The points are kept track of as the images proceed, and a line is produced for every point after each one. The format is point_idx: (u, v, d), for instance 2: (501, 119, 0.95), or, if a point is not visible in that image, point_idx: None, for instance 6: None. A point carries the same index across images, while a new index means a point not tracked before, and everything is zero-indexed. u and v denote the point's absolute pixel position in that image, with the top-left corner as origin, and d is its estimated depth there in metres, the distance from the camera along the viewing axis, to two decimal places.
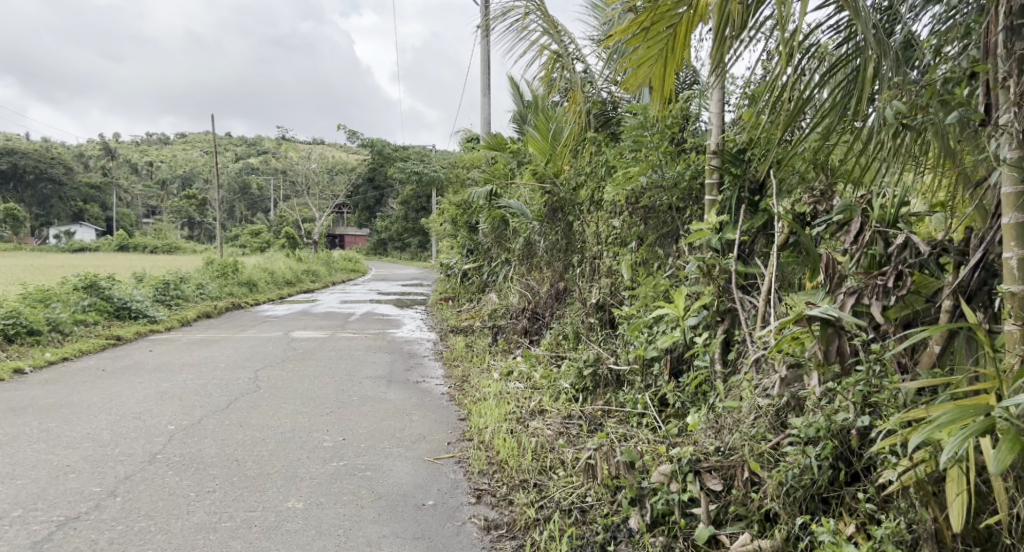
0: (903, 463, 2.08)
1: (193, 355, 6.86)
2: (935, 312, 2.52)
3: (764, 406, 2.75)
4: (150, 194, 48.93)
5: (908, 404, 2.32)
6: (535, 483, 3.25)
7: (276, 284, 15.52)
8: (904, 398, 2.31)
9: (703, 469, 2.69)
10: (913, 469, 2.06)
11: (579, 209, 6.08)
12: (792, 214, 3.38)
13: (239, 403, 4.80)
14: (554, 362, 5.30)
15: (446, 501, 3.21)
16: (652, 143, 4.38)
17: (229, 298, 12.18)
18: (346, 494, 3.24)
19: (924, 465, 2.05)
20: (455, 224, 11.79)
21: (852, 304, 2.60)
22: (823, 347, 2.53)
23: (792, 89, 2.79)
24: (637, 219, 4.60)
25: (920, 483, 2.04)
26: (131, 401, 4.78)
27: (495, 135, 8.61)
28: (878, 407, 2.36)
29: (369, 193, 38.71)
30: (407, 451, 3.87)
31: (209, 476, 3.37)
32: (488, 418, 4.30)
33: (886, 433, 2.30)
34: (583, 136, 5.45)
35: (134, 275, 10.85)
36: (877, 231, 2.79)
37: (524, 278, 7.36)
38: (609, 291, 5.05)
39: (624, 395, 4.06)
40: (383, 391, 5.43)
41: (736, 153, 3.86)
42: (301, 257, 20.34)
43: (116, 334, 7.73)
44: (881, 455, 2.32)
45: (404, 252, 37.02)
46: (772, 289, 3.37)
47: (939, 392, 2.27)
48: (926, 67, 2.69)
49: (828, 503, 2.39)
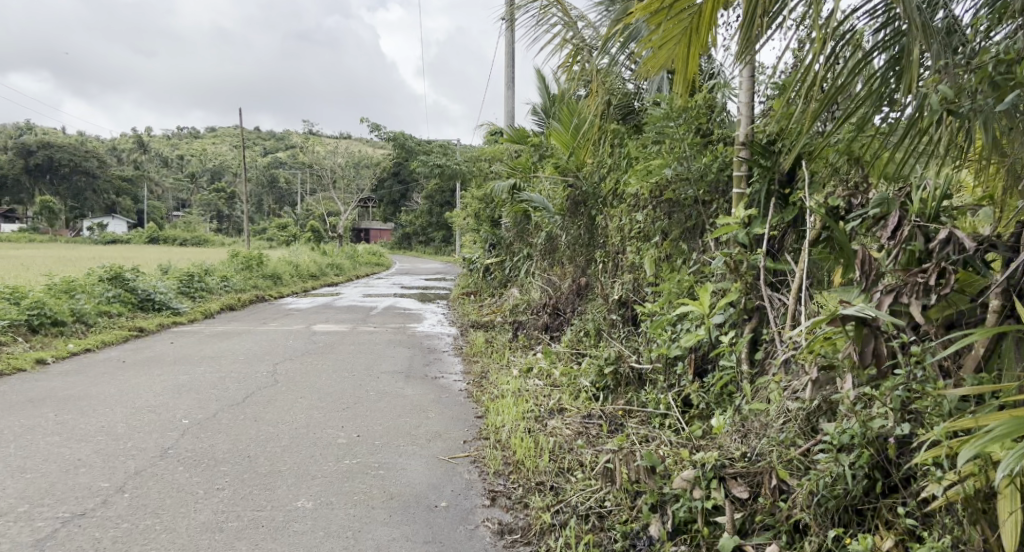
0: (949, 478, 1.93)
1: (213, 348, 6.86)
2: (981, 313, 2.36)
3: (794, 410, 2.60)
4: (179, 188, 49.64)
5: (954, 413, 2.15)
6: (552, 486, 3.15)
7: (300, 277, 15.56)
8: (949, 406, 2.14)
9: (728, 475, 2.55)
10: (961, 484, 1.90)
11: (602, 203, 5.94)
12: (825, 207, 3.21)
13: (255, 397, 4.76)
14: (575, 359, 5.19)
15: (459, 503, 3.12)
16: (678, 135, 4.23)
17: (253, 290, 12.23)
18: (357, 494, 3.16)
19: (973, 480, 1.89)
20: (478, 219, 11.70)
21: (890, 303, 2.46)
22: (858, 348, 2.38)
23: (825, 78, 2.65)
24: (661, 213, 4.46)
25: (968, 499, 1.89)
26: (148, 394, 4.76)
27: (518, 128, 8.49)
28: (920, 415, 2.20)
29: (395, 187, 38.87)
30: (421, 449, 3.79)
31: (219, 473, 3.31)
32: (505, 416, 4.20)
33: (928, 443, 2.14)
34: (606, 129, 5.32)
35: (159, 267, 10.94)
36: (917, 226, 2.60)
37: (547, 273, 7.24)
38: (632, 287, 4.92)
39: (646, 394, 3.94)
40: (401, 386, 5.35)
41: (766, 144, 3.70)
42: (326, 251, 20.45)
43: (139, 325, 7.76)
44: (922, 466, 2.16)
45: (429, 246, 37.09)
46: (804, 286, 3.22)
47: (988, 399, 2.10)
48: (972, 52, 2.52)
49: (864, 516, 2.23)
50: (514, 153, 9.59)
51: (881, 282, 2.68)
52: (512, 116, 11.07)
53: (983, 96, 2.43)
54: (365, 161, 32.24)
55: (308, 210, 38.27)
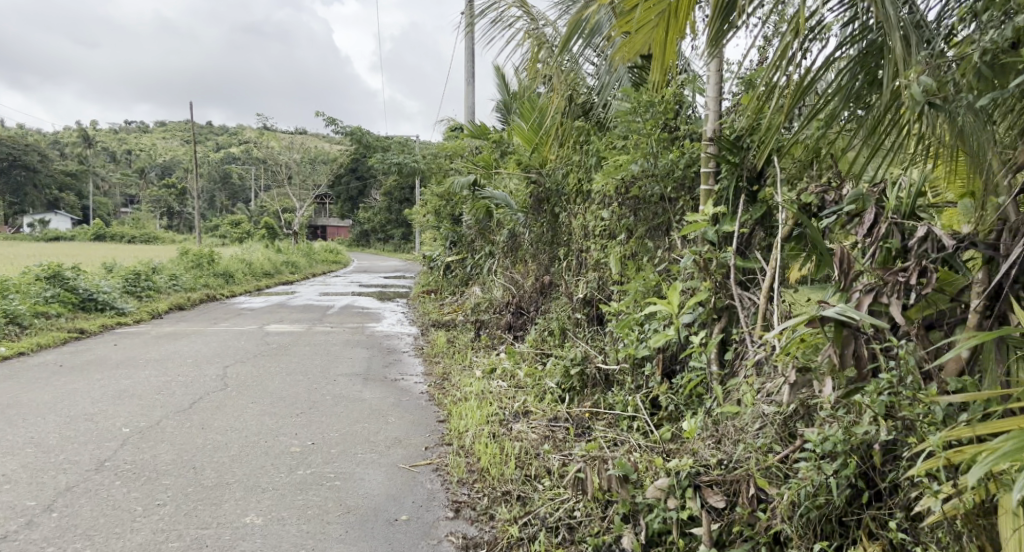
0: (948, 491, 1.83)
1: (160, 350, 6.53)
2: (961, 313, 2.29)
3: (771, 414, 2.50)
4: (127, 183, 48.01)
5: (947, 422, 2.06)
6: (519, 496, 3.00)
7: (253, 275, 15.11)
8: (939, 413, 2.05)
9: (704, 483, 2.46)
10: (962, 499, 1.81)
11: (565, 200, 5.82)
12: (798, 204, 3.06)
13: (203, 403, 4.50)
14: (540, 360, 5.07)
15: (421, 516, 2.95)
16: (645, 130, 4.10)
17: (204, 289, 11.80)
18: (311, 508, 2.96)
19: (974, 494, 1.80)
20: (438, 216, 11.48)
21: (870, 303, 2.38)
22: (839, 350, 2.30)
23: (791, 75, 2.67)
24: (627, 210, 4.35)
25: (968, 514, 1.80)
26: (86, 401, 4.46)
27: (479, 124, 8.34)
28: (911, 425, 2.09)
29: (352, 183, 38.32)
30: (380, 457, 3.60)
31: (160, 487, 3.08)
32: (468, 421, 4.03)
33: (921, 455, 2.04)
34: (568, 125, 5.24)
35: (103, 265, 10.45)
36: (894, 224, 2.52)
37: (508, 272, 7.09)
38: (597, 286, 4.79)
39: (613, 396, 3.83)
40: (358, 389, 5.15)
41: (733, 139, 3.57)
42: (279, 249, 19.95)
43: (79, 327, 7.38)
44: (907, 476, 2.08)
45: (388, 243, 36.63)
46: (774, 285, 3.12)
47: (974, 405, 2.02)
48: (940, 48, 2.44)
49: (846, 527, 2.16)
50: (475, 149, 9.42)
51: (859, 281, 2.57)
52: (472, 112, 10.90)
53: (964, 91, 2.32)
54: (320, 157, 31.69)
55: (263, 207, 37.44)
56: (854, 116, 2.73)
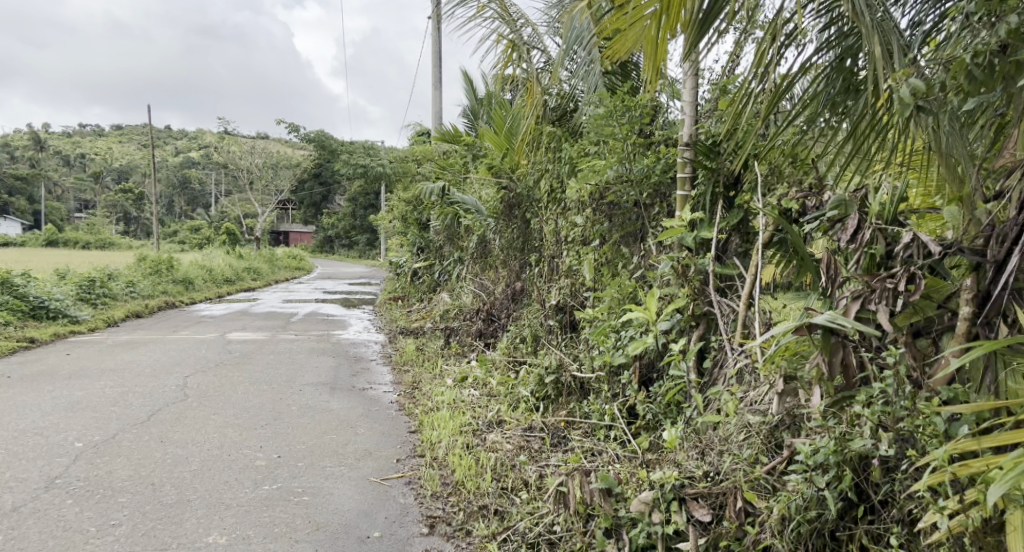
0: (954, 505, 1.80)
1: (115, 359, 6.27)
2: (948, 320, 2.26)
3: (756, 425, 2.46)
4: (81, 189, 46.63)
5: (947, 434, 2.02)
6: (497, 510, 2.89)
7: (214, 281, 14.75)
8: (938, 426, 2.03)
9: (689, 496, 2.40)
10: (969, 514, 1.79)
11: (537, 206, 5.73)
12: (778, 208, 3.00)
13: (162, 415, 4.30)
14: (512, 368, 4.97)
15: (394, 532, 2.83)
16: (621, 134, 4.02)
17: (162, 297, 11.46)
18: (278, 525, 2.81)
19: (980, 510, 1.78)
20: (404, 222, 11.30)
21: (857, 310, 2.32)
22: (827, 359, 2.26)
23: (770, 81, 2.60)
24: (601, 215, 4.27)
25: (975, 530, 1.77)
26: (35, 414, 4.23)
27: (449, 128, 8.22)
28: (910, 436, 2.06)
29: (316, 189, 37.81)
30: (350, 471, 3.46)
31: (116, 505, 2.89)
32: (440, 431, 3.90)
33: (920, 469, 2.01)
34: (542, 130, 5.16)
35: (55, 271, 10.05)
36: (878, 229, 2.48)
37: (478, 278, 6.99)
38: (570, 292, 4.72)
39: (589, 404, 3.75)
40: (325, 399, 4.98)
41: (710, 145, 3.54)
42: (241, 255, 19.52)
43: (29, 336, 7.07)
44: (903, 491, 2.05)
45: (352, 250, 36.18)
46: (754, 291, 3.07)
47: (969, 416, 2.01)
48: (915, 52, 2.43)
49: (838, 541, 2.14)
50: (443, 154, 9.29)
51: (845, 287, 2.55)
52: (440, 117, 10.79)
53: (951, 94, 2.28)
54: (282, 162, 31.28)
55: (224, 213, 36.71)
56: (829, 123, 2.70)
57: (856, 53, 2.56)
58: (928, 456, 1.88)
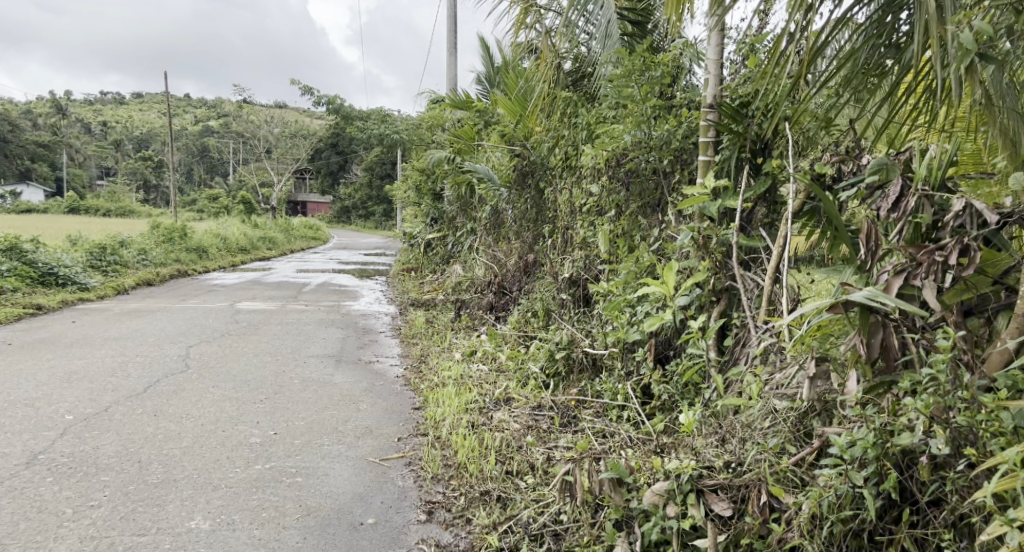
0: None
1: (120, 327, 6.16)
2: (1005, 297, 2.01)
3: (783, 411, 2.25)
4: (102, 156, 46.85)
5: (1013, 431, 1.77)
6: (499, 496, 2.71)
7: (228, 251, 14.68)
8: (1007, 423, 1.77)
9: (707, 487, 2.20)
10: None
11: (552, 174, 5.46)
12: (810, 174, 2.72)
13: (159, 387, 4.16)
14: (523, 343, 4.76)
15: (390, 519, 2.65)
16: (640, 98, 3.73)
17: (175, 265, 11.37)
18: (266, 510, 2.65)
19: None
20: (419, 191, 11.06)
21: (899, 287, 2.05)
22: (866, 341, 2.00)
23: (800, 39, 2.28)
24: (618, 184, 3.99)
25: None
26: (29, 384, 4.11)
27: (461, 94, 7.92)
28: (967, 433, 1.83)
29: (333, 158, 37.55)
30: (349, 450, 3.29)
31: (97, 485, 2.75)
32: (445, 409, 3.72)
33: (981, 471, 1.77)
34: (557, 96, 4.86)
35: (67, 238, 9.97)
36: (924, 196, 2.19)
37: (490, 249, 6.74)
38: (584, 265, 4.47)
39: (601, 383, 3.53)
40: (329, 373, 4.81)
41: (737, 107, 3.19)
42: (256, 224, 19.43)
43: (36, 302, 6.99)
44: (955, 492, 1.83)
45: (369, 220, 36.02)
46: (782, 266, 2.80)
47: None
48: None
49: (877, 544, 1.93)
50: (457, 122, 8.99)
51: (885, 260, 2.26)
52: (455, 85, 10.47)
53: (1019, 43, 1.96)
54: (298, 131, 31.10)
55: (241, 182, 36.65)
56: (869, 84, 2.37)
57: (902, 6, 2.22)
58: (993, 458, 1.66)
